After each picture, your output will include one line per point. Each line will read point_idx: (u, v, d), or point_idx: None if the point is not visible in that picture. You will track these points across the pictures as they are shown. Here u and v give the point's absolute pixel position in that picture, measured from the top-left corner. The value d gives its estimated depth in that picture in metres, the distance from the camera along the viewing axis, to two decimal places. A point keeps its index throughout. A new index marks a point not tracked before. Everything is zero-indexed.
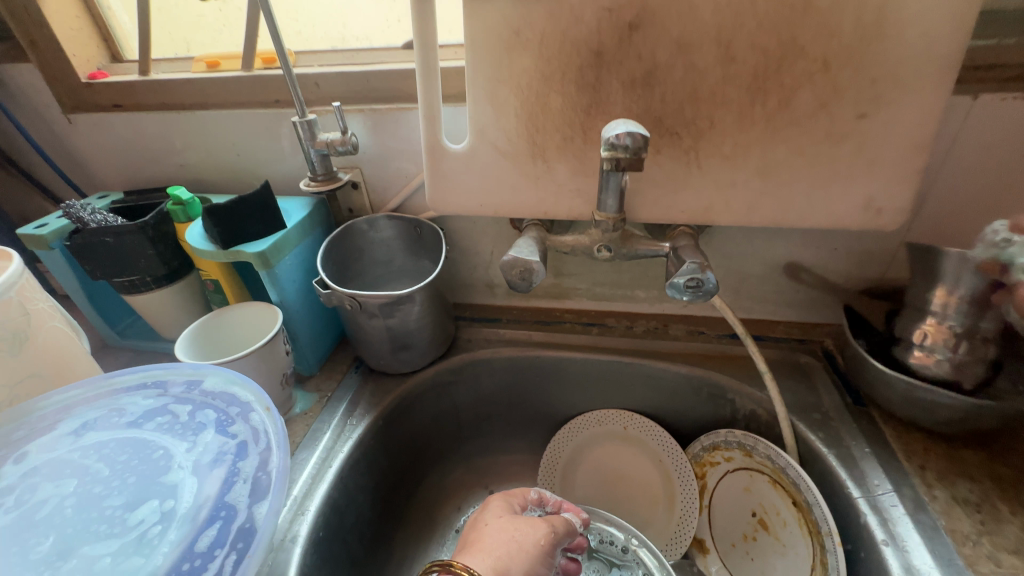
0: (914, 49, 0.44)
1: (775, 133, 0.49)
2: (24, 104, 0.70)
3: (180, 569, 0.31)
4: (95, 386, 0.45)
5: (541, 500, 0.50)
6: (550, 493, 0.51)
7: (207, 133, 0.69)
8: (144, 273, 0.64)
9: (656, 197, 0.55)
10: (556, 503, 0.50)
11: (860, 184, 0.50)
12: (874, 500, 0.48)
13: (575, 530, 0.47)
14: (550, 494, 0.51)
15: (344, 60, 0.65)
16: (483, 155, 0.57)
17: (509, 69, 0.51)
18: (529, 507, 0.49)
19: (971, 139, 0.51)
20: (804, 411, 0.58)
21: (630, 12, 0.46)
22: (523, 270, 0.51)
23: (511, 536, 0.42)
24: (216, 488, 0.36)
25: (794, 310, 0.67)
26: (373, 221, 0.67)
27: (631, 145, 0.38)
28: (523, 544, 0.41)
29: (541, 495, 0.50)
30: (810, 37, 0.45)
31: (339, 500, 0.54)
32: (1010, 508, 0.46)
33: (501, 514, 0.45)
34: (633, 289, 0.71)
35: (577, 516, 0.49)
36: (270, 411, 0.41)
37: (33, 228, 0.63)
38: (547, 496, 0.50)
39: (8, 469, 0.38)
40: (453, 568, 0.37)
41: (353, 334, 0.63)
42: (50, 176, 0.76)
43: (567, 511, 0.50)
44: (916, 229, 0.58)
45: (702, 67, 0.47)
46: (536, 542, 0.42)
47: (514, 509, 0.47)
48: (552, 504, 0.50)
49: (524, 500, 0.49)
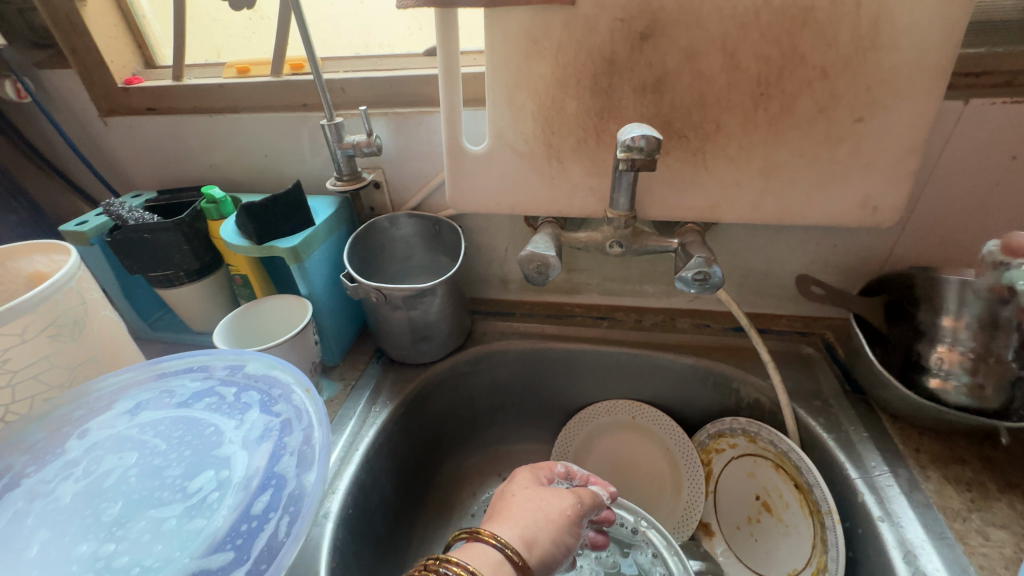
0: (907, 58, 0.47)
1: (778, 136, 0.52)
2: (63, 108, 0.74)
3: (239, 529, 0.35)
4: (145, 370, 0.48)
5: (568, 474, 0.53)
6: (579, 468, 0.54)
7: (236, 135, 0.72)
8: (178, 267, 0.67)
9: (665, 195, 0.58)
10: (583, 478, 0.53)
11: (857, 183, 0.54)
12: (872, 480, 0.51)
13: (603, 503, 0.50)
14: (578, 469, 0.54)
15: (368, 66, 0.69)
16: (501, 156, 0.60)
17: (528, 76, 0.55)
18: (556, 480, 0.52)
19: (963, 141, 0.54)
20: (806, 398, 0.61)
21: (642, 23, 0.50)
22: (540, 265, 0.54)
23: (538, 506, 0.45)
24: (266, 460, 0.39)
25: (796, 304, 0.71)
26: (394, 219, 0.70)
27: (646, 147, 0.41)
28: (549, 513, 0.45)
29: (569, 470, 0.53)
30: (809, 47, 0.48)
31: (366, 481, 0.58)
32: (998, 487, 0.49)
33: (528, 485, 0.48)
34: (642, 284, 0.74)
35: (605, 489, 0.53)
36: (310, 392, 0.44)
37: (75, 225, 0.66)
38: (575, 470, 0.53)
39: (72, 444, 0.41)
40: (481, 535, 0.40)
41: (377, 326, 0.66)
42: (85, 175, 0.80)
43: (594, 484, 0.53)
44: (911, 227, 0.61)
45: (708, 74, 0.51)
46: (562, 512, 0.45)
47: (540, 481, 0.50)
48: (578, 478, 0.53)
49: (552, 473, 0.53)
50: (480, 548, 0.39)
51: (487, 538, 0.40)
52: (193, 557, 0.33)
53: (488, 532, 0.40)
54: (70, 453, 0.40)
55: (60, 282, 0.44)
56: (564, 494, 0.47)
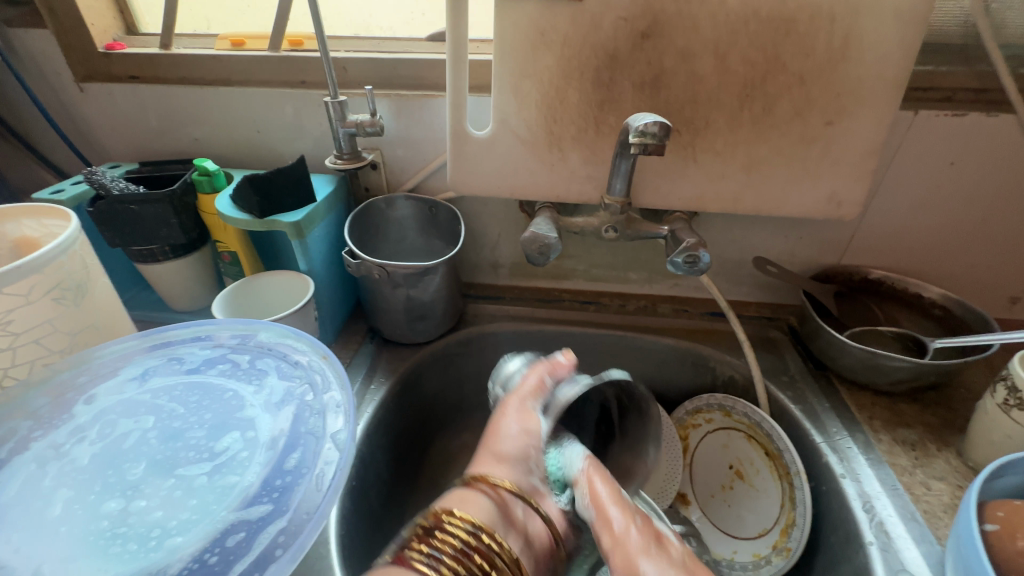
0: (871, 69, 0.53)
1: (760, 134, 0.58)
2: (34, 70, 0.69)
3: (273, 483, 0.36)
4: (149, 338, 0.47)
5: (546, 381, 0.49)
6: (547, 376, 0.49)
7: (226, 110, 0.70)
8: (164, 242, 0.64)
9: (656, 185, 0.63)
10: (539, 383, 0.49)
11: (824, 180, 0.60)
12: (834, 443, 0.58)
13: (548, 379, 0.49)
14: (536, 384, 0.49)
15: (370, 47, 0.70)
16: (504, 141, 0.62)
17: (533, 65, 0.57)
18: (547, 377, 0.49)
19: (913, 147, 0.62)
20: (775, 374, 0.68)
21: (644, 23, 0.54)
22: (542, 246, 0.57)
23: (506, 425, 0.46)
24: (290, 422, 0.40)
25: (766, 291, 0.77)
26: (391, 201, 0.71)
27: (657, 133, 0.45)
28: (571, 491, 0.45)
29: (542, 381, 0.49)
30: (790, 55, 0.54)
31: (365, 456, 0.59)
32: (937, 446, 0.57)
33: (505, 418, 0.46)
34: (627, 271, 0.78)
35: (540, 375, 0.49)
36: (328, 358, 0.45)
37: (49, 194, 0.63)
38: (557, 374, 0.49)
39: (80, 409, 0.40)
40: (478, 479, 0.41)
41: (374, 304, 0.67)
42: (53, 143, 0.75)
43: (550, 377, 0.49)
44: (866, 223, 0.68)
45: (701, 74, 0.55)
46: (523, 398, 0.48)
47: (527, 471, 0.43)
48: (546, 379, 0.49)
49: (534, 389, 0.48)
50: (478, 500, 0.39)
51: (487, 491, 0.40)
52: (231, 511, 0.34)
53: (504, 483, 0.40)
54: (79, 417, 0.40)
55: (66, 243, 0.43)
56: (497, 434, 0.45)
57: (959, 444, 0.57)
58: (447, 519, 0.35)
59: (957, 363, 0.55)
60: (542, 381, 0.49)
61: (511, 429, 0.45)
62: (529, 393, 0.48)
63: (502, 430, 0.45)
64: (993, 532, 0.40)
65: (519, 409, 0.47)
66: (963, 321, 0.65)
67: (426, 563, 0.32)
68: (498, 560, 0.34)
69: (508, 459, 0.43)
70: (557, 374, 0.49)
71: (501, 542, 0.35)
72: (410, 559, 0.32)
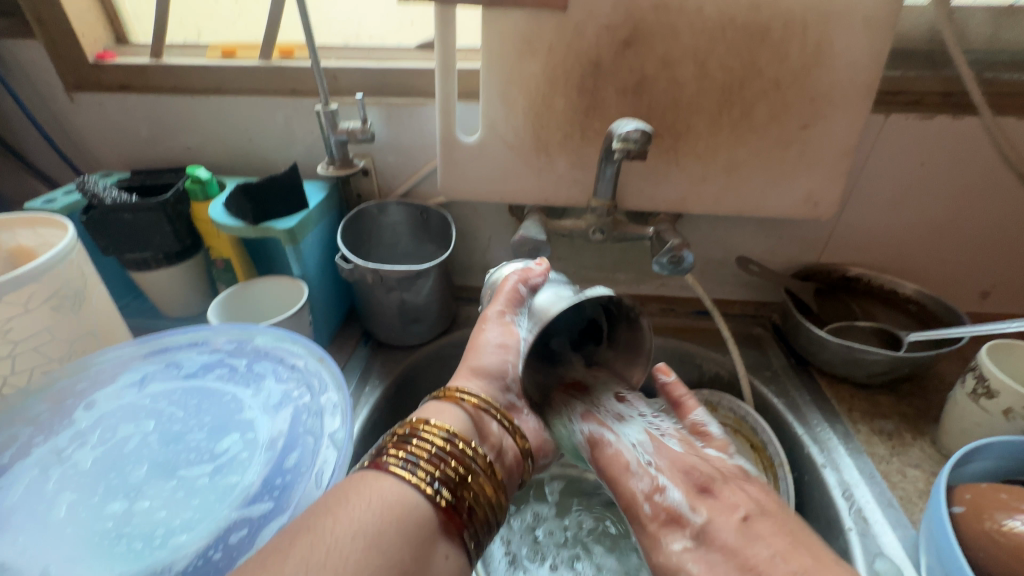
0: (842, 75, 0.56)
1: (739, 138, 0.60)
2: (24, 80, 0.70)
3: (274, 481, 0.37)
4: (145, 344, 0.47)
5: (520, 290, 0.50)
6: (520, 283, 0.50)
7: (218, 118, 0.71)
8: (158, 250, 0.65)
9: (641, 188, 0.65)
10: (513, 291, 0.49)
11: (801, 181, 0.63)
12: (815, 435, 0.60)
13: (524, 285, 0.50)
14: (510, 292, 0.49)
15: (360, 56, 0.72)
16: (493, 147, 0.64)
17: (520, 73, 0.59)
18: (521, 284, 0.50)
19: (884, 148, 0.64)
20: (758, 369, 0.70)
21: (626, 31, 0.56)
22: (532, 248, 0.59)
23: (484, 341, 0.49)
24: (288, 423, 0.41)
25: (750, 290, 0.79)
26: (383, 206, 0.72)
27: (639, 140, 0.47)
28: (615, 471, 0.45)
29: (516, 289, 0.50)
30: (765, 62, 0.56)
31: (361, 456, 0.60)
32: (913, 435, 0.60)
33: (484, 332, 0.49)
34: (615, 271, 0.80)
35: (515, 281, 0.50)
36: (324, 360, 0.46)
37: (41, 203, 0.63)
38: (531, 278, 0.50)
39: (80, 415, 0.41)
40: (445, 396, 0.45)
41: (367, 308, 0.68)
42: (43, 152, 0.75)
43: (524, 283, 0.50)
44: (843, 222, 0.71)
45: (681, 82, 0.58)
46: (499, 310, 0.49)
47: (504, 388, 0.49)
48: (519, 286, 0.50)
49: (507, 298, 0.49)
50: (454, 412, 0.43)
51: (460, 403, 0.44)
52: (233, 508, 0.35)
53: (471, 399, 0.44)
54: (79, 423, 0.40)
55: (64, 252, 0.44)
56: (478, 350, 0.48)
57: (933, 432, 0.60)
58: (423, 428, 0.39)
59: (931, 354, 0.58)
60: (517, 288, 0.49)
61: (492, 345, 0.48)
62: (505, 303, 0.49)
63: (482, 345, 0.48)
64: (960, 514, 0.42)
65: (498, 324, 0.49)
66: (937, 316, 0.67)
67: (402, 465, 0.35)
68: (471, 463, 0.38)
69: (484, 374, 0.48)
70: (530, 281, 0.50)
71: (473, 449, 0.39)
72: (387, 463, 0.35)
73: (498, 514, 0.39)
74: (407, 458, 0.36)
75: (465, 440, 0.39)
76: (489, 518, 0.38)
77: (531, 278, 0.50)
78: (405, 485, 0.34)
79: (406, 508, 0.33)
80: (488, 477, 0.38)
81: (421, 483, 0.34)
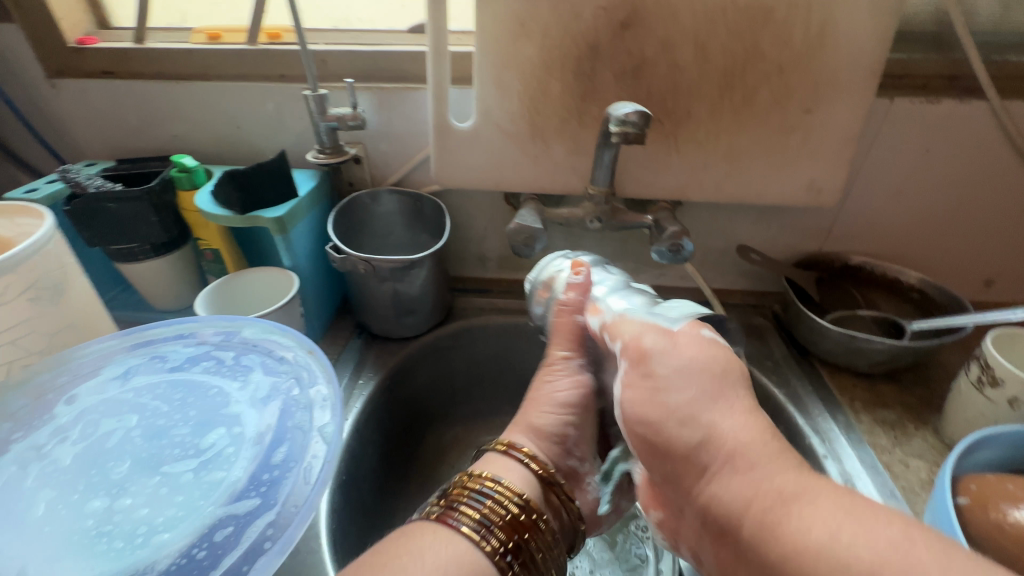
0: (847, 57, 0.54)
1: (741, 123, 0.59)
2: (2, 65, 0.67)
3: (261, 477, 0.36)
4: (130, 337, 0.46)
5: (574, 320, 0.47)
6: (570, 314, 0.47)
7: (204, 105, 0.69)
8: (144, 240, 0.63)
9: (640, 175, 0.63)
10: (568, 325, 0.47)
11: (803, 168, 0.61)
12: (816, 425, 0.59)
13: (575, 313, 0.47)
14: (563, 327, 0.47)
15: (350, 40, 0.69)
16: (488, 134, 0.62)
17: (515, 56, 0.57)
18: (575, 315, 0.47)
19: (888, 134, 0.63)
20: (760, 359, 0.69)
21: (625, 12, 0.54)
22: (528, 237, 0.58)
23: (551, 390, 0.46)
24: (276, 417, 0.40)
25: (750, 279, 0.78)
26: (376, 195, 0.70)
27: (638, 122, 0.45)
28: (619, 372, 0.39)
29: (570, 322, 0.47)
30: (768, 44, 0.54)
31: (355, 450, 0.58)
32: (915, 425, 0.59)
33: (550, 377, 0.47)
34: (613, 261, 0.79)
35: (566, 313, 0.48)
36: (314, 352, 0.45)
37: (23, 193, 0.61)
38: (578, 304, 0.47)
39: (60, 410, 0.40)
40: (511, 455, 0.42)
41: (361, 299, 0.67)
42: (24, 141, 0.73)
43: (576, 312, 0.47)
44: (845, 209, 0.69)
45: (681, 64, 0.56)
46: (561, 351, 0.47)
47: (564, 452, 0.44)
48: (573, 316, 0.47)
49: (566, 334, 0.47)
50: (517, 470, 0.41)
51: (522, 459, 0.42)
52: (218, 505, 0.34)
53: (538, 462, 0.41)
54: (59, 418, 0.39)
55: (42, 241, 0.42)
56: (545, 405, 0.45)
57: (935, 422, 0.59)
58: (493, 488, 0.38)
59: (935, 343, 0.57)
60: (571, 322, 0.47)
61: (562, 398, 0.45)
62: (563, 340, 0.47)
63: (547, 397, 0.46)
64: (964, 505, 0.41)
65: (563, 369, 0.47)
66: (939, 304, 0.66)
67: (476, 529, 0.35)
68: (541, 534, 0.37)
69: (548, 435, 0.44)
70: (580, 308, 0.48)
71: (543, 520, 0.38)
72: (459, 524, 0.35)
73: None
74: (482, 522, 0.35)
75: (533, 507, 0.38)
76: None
77: (578, 304, 0.47)
78: (473, 548, 0.34)
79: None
80: (549, 555, 0.38)
81: (495, 553, 0.34)
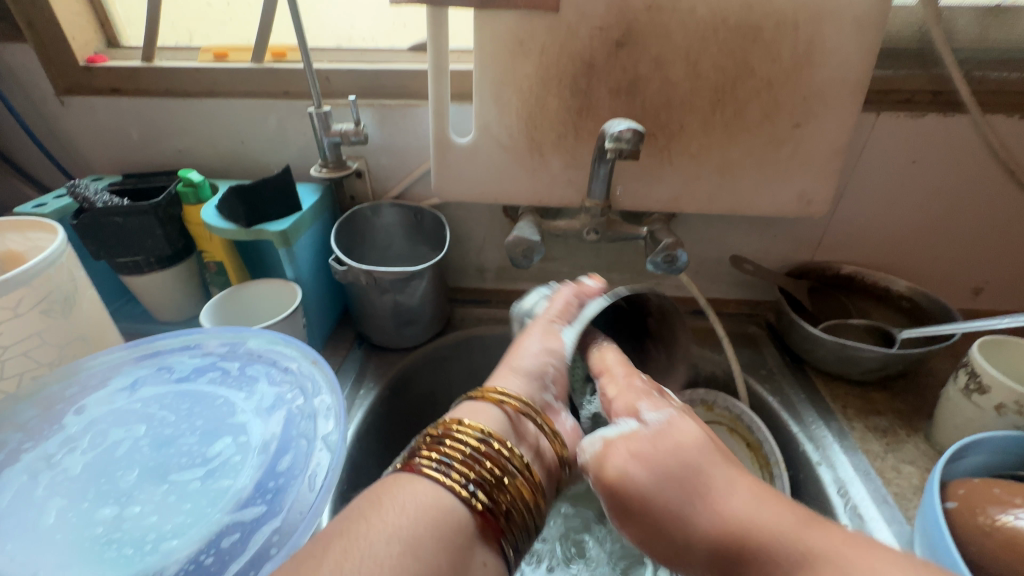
0: (833, 73, 0.56)
1: (732, 137, 0.61)
2: (13, 83, 0.69)
3: (267, 484, 0.37)
4: (137, 348, 0.47)
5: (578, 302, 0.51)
6: (576, 299, 0.51)
7: (210, 121, 0.71)
8: (149, 253, 0.64)
9: (635, 188, 0.65)
10: (570, 304, 0.51)
11: (793, 181, 0.63)
12: (810, 432, 0.61)
13: (580, 300, 0.51)
14: (564, 305, 0.50)
15: (354, 58, 0.72)
16: (487, 148, 0.64)
17: (513, 74, 0.59)
18: (581, 299, 0.51)
19: (876, 146, 0.65)
20: (754, 368, 0.70)
21: (618, 31, 0.56)
22: (526, 249, 0.59)
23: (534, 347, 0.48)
24: (281, 426, 0.41)
25: (745, 289, 0.79)
26: (377, 208, 0.72)
27: (631, 139, 0.47)
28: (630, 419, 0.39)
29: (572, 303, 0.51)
30: (757, 61, 0.56)
31: (356, 459, 0.59)
32: (907, 432, 0.60)
33: (536, 334, 0.48)
34: (610, 272, 0.80)
35: (570, 297, 0.51)
36: (318, 362, 0.46)
37: (32, 207, 0.63)
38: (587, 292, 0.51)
39: (70, 420, 0.41)
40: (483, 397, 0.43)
41: (362, 310, 0.68)
42: (33, 156, 0.75)
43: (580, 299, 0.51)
44: (836, 220, 0.71)
45: (674, 81, 0.58)
46: (553, 318, 0.49)
47: (543, 387, 0.46)
48: (577, 301, 0.51)
49: (566, 309, 0.50)
50: (489, 412, 0.41)
51: (497, 403, 0.42)
52: (226, 512, 0.35)
53: (511, 399, 0.42)
54: (69, 428, 0.40)
55: (54, 256, 0.43)
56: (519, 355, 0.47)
57: (927, 428, 0.60)
58: (457, 428, 0.37)
59: (924, 351, 0.58)
60: (568, 303, 0.51)
61: (533, 348, 0.47)
62: (561, 314, 0.50)
63: (523, 348, 0.48)
64: (953, 509, 0.42)
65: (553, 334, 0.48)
66: (929, 312, 0.68)
67: (436, 467, 0.34)
68: (508, 465, 0.36)
69: (523, 373, 0.46)
70: (582, 298, 0.52)
71: (508, 450, 0.37)
72: (420, 465, 0.34)
73: (538, 521, 0.37)
74: (442, 460, 0.34)
75: (500, 441, 0.37)
76: (528, 522, 0.36)
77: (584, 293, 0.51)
78: (443, 490, 0.32)
79: (442, 512, 0.31)
80: (528, 483, 0.37)
81: (456, 486, 0.33)
